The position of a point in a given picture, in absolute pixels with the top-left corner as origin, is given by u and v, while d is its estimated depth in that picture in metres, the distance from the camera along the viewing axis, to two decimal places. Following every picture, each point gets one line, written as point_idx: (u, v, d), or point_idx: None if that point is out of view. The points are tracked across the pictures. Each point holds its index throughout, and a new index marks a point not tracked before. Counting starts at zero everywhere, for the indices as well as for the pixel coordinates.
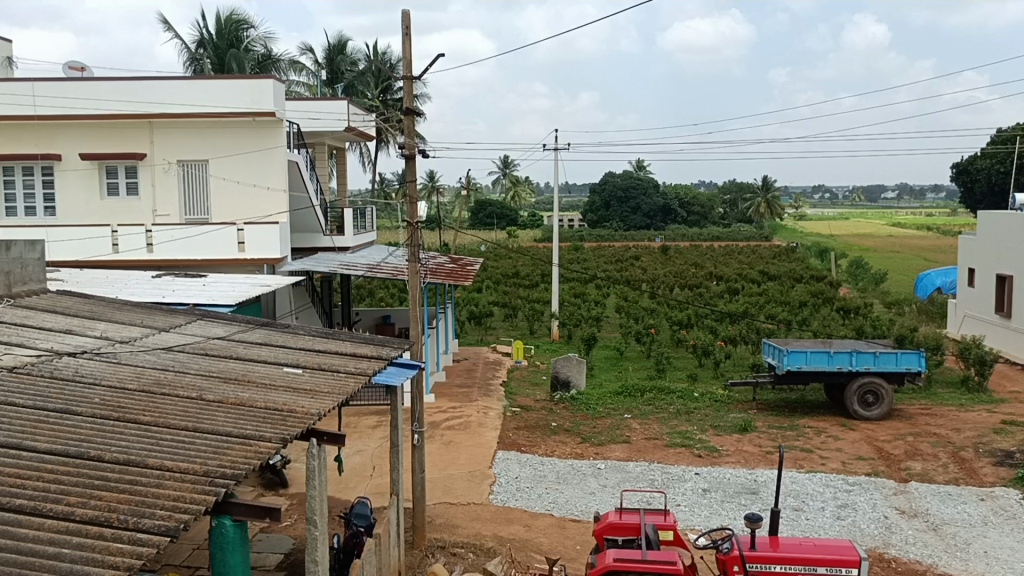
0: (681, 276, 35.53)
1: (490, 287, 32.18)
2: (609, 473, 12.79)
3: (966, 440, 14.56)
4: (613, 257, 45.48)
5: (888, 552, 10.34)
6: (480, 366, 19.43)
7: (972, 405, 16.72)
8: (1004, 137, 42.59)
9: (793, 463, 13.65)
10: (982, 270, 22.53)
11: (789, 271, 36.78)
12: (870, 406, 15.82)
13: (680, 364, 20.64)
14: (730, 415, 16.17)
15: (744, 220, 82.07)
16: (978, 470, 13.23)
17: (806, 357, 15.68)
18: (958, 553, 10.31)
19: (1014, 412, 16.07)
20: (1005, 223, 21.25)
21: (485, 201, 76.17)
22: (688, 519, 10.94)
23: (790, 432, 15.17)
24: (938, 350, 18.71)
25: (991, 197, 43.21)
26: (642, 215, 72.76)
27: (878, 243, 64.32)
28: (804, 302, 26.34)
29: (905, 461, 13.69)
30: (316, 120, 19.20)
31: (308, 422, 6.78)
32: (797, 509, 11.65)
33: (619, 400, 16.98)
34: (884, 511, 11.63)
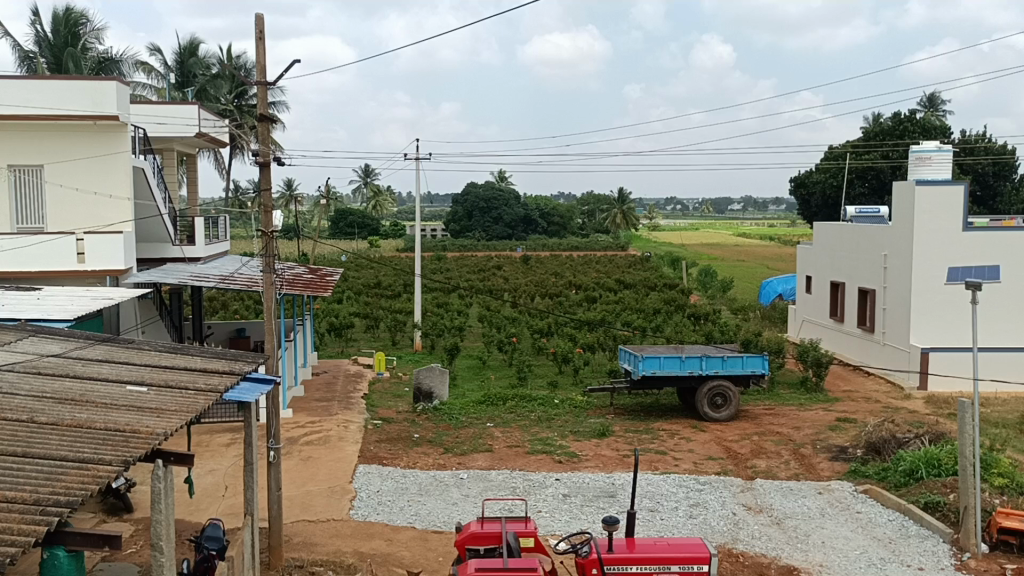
0: (541, 285, 36.23)
1: (351, 298, 31.74)
2: (471, 483, 12.81)
3: (806, 437, 15.49)
4: (476, 267, 45.84)
5: (736, 547, 10.84)
6: (341, 378, 19.10)
7: (811, 404, 17.83)
8: (836, 153, 45.74)
9: (648, 465, 14.11)
10: (817, 277, 24.10)
11: (644, 280, 38.05)
12: (719, 407, 16.57)
13: (541, 371, 20.97)
14: (589, 421, 16.58)
15: (602, 231, 84.44)
16: (816, 465, 14.11)
17: (660, 362, 16.26)
18: (799, 545, 10.93)
19: (847, 410, 17.25)
20: (837, 234, 22.80)
21: (346, 210, 75.16)
22: (549, 524, 11.11)
23: (646, 435, 15.69)
24: (780, 353, 19.83)
25: (825, 209, 46.22)
26: (503, 225, 73.72)
27: (725, 252, 67.70)
28: (658, 310, 27.38)
29: (751, 459, 14.43)
30: (163, 125, 18.33)
31: (153, 442, 6.43)
32: (652, 510, 12.04)
33: (481, 408, 17.07)
34: (733, 508, 12.20)
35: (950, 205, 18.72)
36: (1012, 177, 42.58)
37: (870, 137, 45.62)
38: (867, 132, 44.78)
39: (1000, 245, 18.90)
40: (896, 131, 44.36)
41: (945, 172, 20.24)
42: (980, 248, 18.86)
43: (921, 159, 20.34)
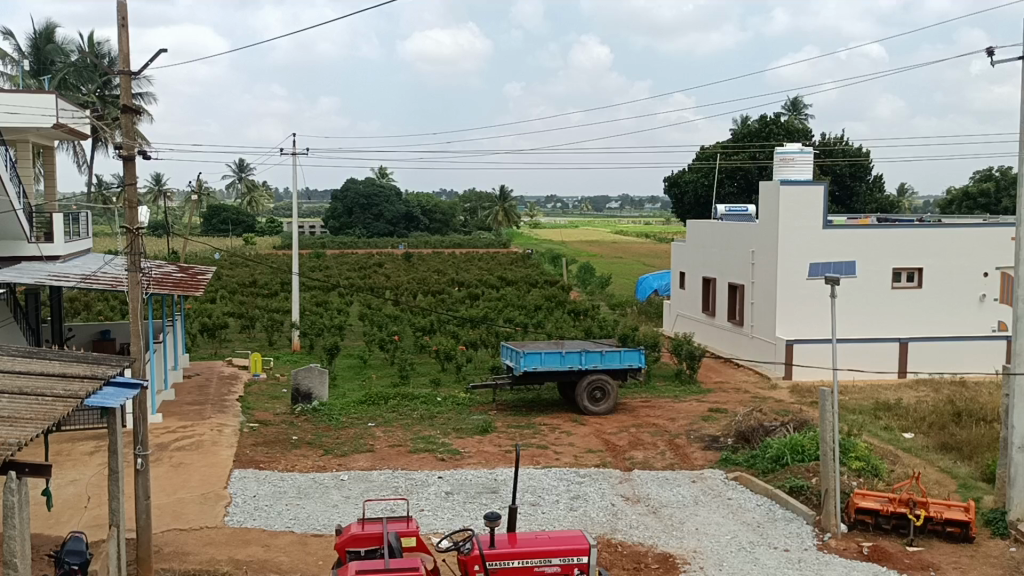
0: (423, 282, 36.05)
1: (225, 297, 30.66)
2: (352, 484, 12.60)
3: (680, 428, 16.03)
4: (356, 264, 45.15)
5: (614, 537, 11.09)
6: (215, 380, 18.42)
7: (685, 396, 18.46)
8: (707, 154, 47.50)
9: (530, 460, 14.26)
10: (691, 273, 24.95)
11: (524, 277, 38.41)
12: (598, 401, 16.93)
13: (423, 369, 20.86)
14: (471, 417, 16.60)
15: (484, 228, 84.77)
16: (690, 454, 14.62)
17: (541, 358, 16.45)
18: (674, 533, 11.30)
19: (719, 400, 17.95)
20: (708, 232, 23.66)
21: (219, 206, 72.55)
22: (431, 523, 11.05)
23: (527, 430, 15.84)
24: (656, 347, 20.42)
25: (697, 208, 47.91)
26: (384, 222, 73.02)
27: (604, 249, 69.18)
28: (539, 306, 27.72)
29: (629, 451, 14.80)
30: (17, 116, 17.17)
31: (6, 454, 6.02)
32: (534, 504, 12.17)
33: (362, 408, 16.83)
34: (611, 499, 12.48)
35: (810, 205, 19.73)
36: (867, 178, 45.30)
37: (738, 139, 47.55)
38: (736, 134, 46.69)
39: (856, 243, 20.06)
40: (762, 133, 46.37)
41: (806, 173, 21.33)
42: (838, 245, 19.98)
43: (785, 160, 21.36)
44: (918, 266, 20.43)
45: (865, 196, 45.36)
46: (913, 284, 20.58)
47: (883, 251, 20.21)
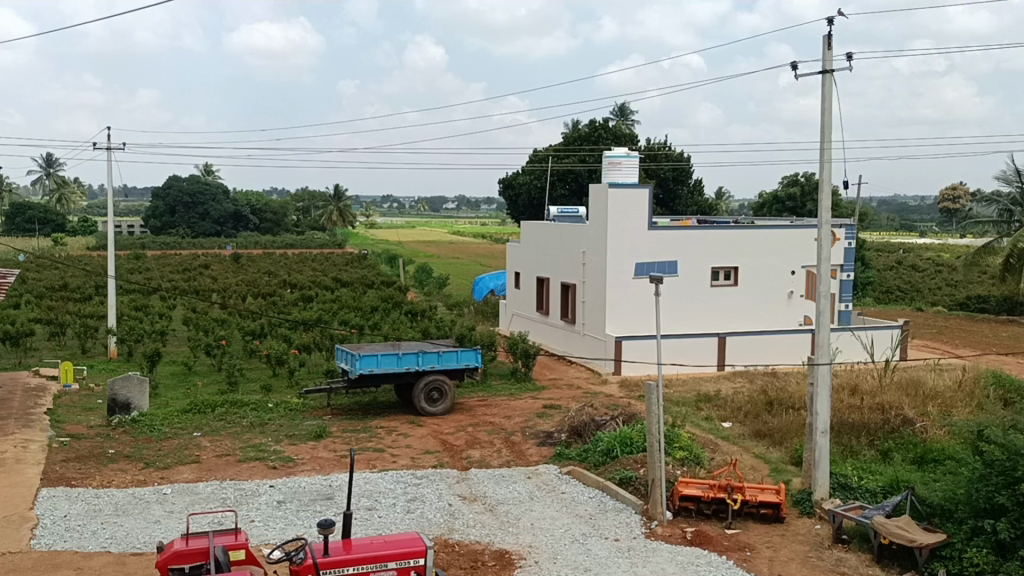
0: (253, 284, 34.78)
1: (31, 303, 28.31)
2: (176, 498, 11.95)
3: (516, 426, 16.29)
4: (179, 266, 42.93)
5: (451, 537, 11.11)
6: (19, 394, 16.95)
7: (520, 394, 18.79)
8: (539, 157, 48.60)
9: (366, 464, 14.04)
10: (525, 273, 25.42)
11: (359, 277, 37.87)
12: (435, 402, 16.92)
13: (253, 375, 20.11)
14: (304, 423, 16.15)
15: (317, 228, 82.89)
16: (525, 451, 14.88)
17: (377, 360, 16.21)
18: (510, 529, 11.46)
19: (553, 397, 18.39)
20: (541, 232, 24.19)
21: (23, 204, 66.92)
22: (262, 534, 10.65)
23: (363, 434, 15.60)
24: (492, 346, 20.66)
25: (531, 209, 48.91)
26: (211, 222, 69.91)
27: (440, 250, 69.35)
28: (375, 308, 27.37)
29: (466, 450, 14.88)
30: None
31: None
32: (370, 508, 12.00)
33: (187, 418, 16.00)
34: (448, 499, 12.50)
35: (636, 207, 20.58)
36: (687, 182, 47.83)
37: (569, 142, 48.91)
38: (567, 138, 48.06)
39: (678, 243, 21.10)
40: (592, 137, 48.00)
41: (633, 176, 22.25)
42: (662, 246, 20.95)
43: (613, 164, 22.17)
44: (734, 265, 21.77)
45: (687, 199, 47.87)
46: (730, 281, 21.90)
47: (703, 251, 21.40)
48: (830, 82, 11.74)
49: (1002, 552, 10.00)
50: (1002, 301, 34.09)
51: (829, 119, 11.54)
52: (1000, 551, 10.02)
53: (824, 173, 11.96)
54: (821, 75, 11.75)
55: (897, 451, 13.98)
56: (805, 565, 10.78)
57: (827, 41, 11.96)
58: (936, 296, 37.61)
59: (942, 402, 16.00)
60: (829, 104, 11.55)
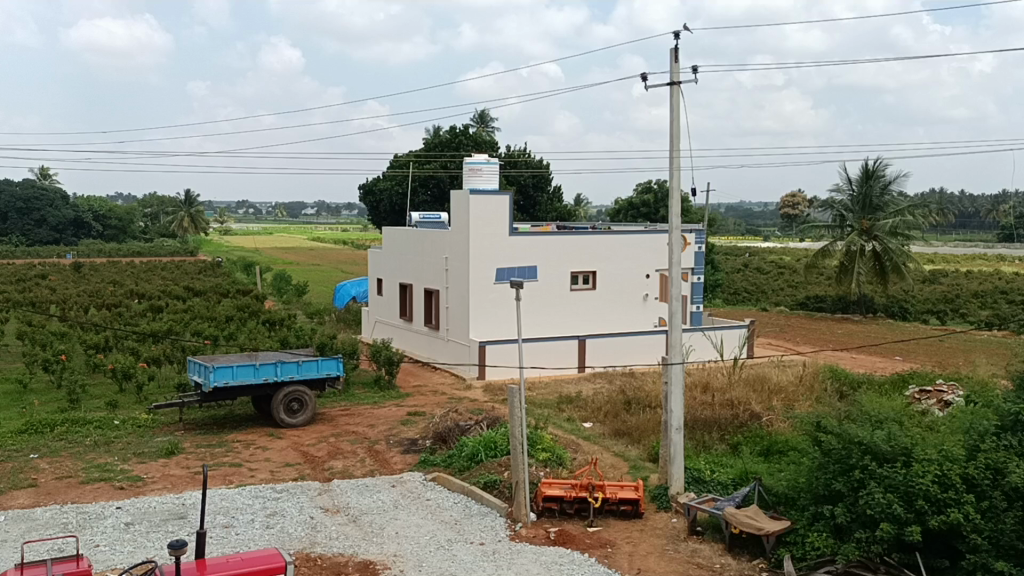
0: (96, 295, 32.83)
1: None
2: (9, 525, 11.09)
3: (379, 434, 16.09)
4: (12, 277, 39.94)
5: (313, 551, 10.84)
6: None
7: (384, 401, 18.58)
8: (400, 163, 48.29)
9: (222, 480, 13.51)
10: (387, 279, 25.19)
11: (213, 286, 36.45)
12: (295, 413, 16.48)
13: (97, 391, 18.97)
14: (154, 440, 15.37)
15: (167, 235, 79.19)
16: (389, 459, 14.73)
17: (232, 372, 15.62)
18: (374, 539, 11.30)
19: (417, 404, 18.28)
20: (403, 239, 24.05)
21: None
22: (108, 558, 10.05)
23: (218, 449, 15.00)
24: (354, 354, 20.33)
25: (392, 215, 48.57)
26: (48, 229, 65.49)
27: (299, 257, 67.67)
28: (230, 317, 26.40)
29: (328, 461, 14.56)
30: None
31: None
32: (226, 525, 11.54)
33: (22, 439, 14.90)
34: (310, 512, 12.19)
35: (497, 213, 20.78)
36: (547, 189, 48.76)
37: (430, 148, 48.84)
38: (427, 144, 48.00)
39: (539, 248, 21.46)
40: (452, 143, 48.19)
41: (493, 182, 22.46)
42: (523, 251, 21.25)
43: (473, 170, 22.31)
44: (592, 269, 22.34)
45: (546, 205, 48.78)
46: (589, 285, 22.47)
47: (562, 256, 21.84)
48: (677, 93, 12.26)
49: (840, 535, 10.68)
50: (837, 300, 36.55)
51: (678, 128, 12.04)
52: (838, 534, 10.70)
53: (674, 181, 12.47)
54: (669, 86, 12.25)
55: (745, 444, 14.72)
56: (663, 558, 11.18)
57: (674, 53, 12.49)
58: (778, 297, 39.89)
59: (785, 396, 16.98)
60: (677, 114, 12.06)
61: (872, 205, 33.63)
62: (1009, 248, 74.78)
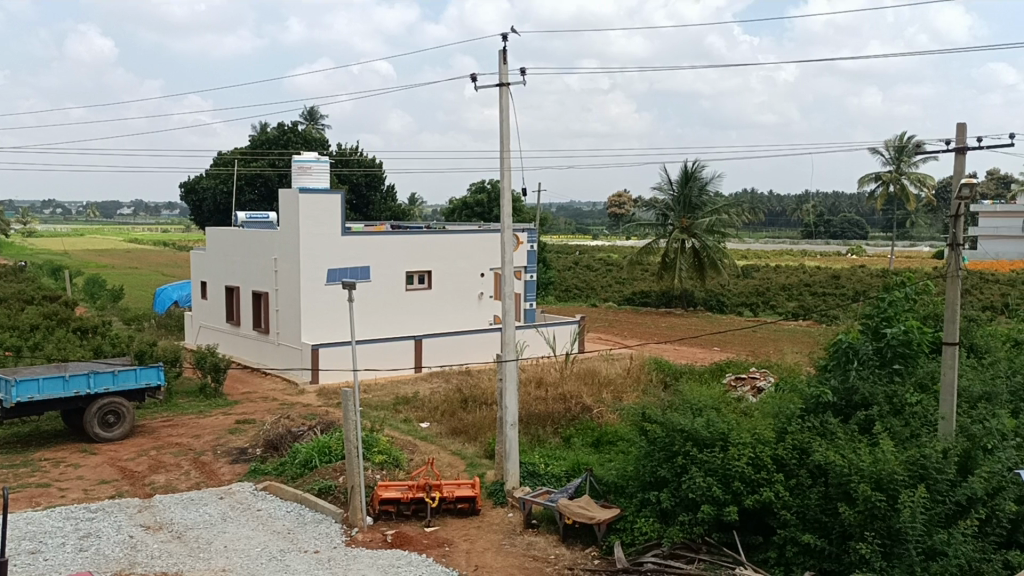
0: None
1: None
2: None
3: (205, 445, 15.36)
4: None
5: (133, 572, 10.19)
6: None
7: (210, 410, 17.75)
8: (224, 160, 46.34)
9: (27, 502, 12.45)
10: (212, 282, 24.10)
11: (15, 293, 33.58)
12: (111, 426, 15.45)
13: None
14: None
15: None
16: (216, 471, 14.09)
17: (38, 385, 14.43)
18: (201, 555, 10.77)
19: (246, 412, 17.60)
20: (229, 239, 23.09)
21: None
22: None
23: (23, 469, 13.82)
24: (176, 362, 19.29)
25: (217, 215, 46.56)
26: None
27: (115, 259, 63.59)
28: (36, 326, 24.39)
29: (148, 476, 13.75)
30: None
31: None
32: (33, 551, 10.64)
33: None
34: (129, 531, 11.46)
35: (328, 213, 20.34)
36: (380, 188, 48.29)
37: (256, 146, 47.19)
38: (254, 140, 46.37)
39: (372, 248, 21.20)
40: (280, 140, 46.92)
41: (323, 181, 21.96)
42: (356, 251, 20.92)
43: (302, 168, 21.71)
44: (427, 268, 22.33)
45: (380, 205, 48.28)
46: (424, 285, 22.44)
47: (396, 256, 21.67)
48: (506, 94, 12.44)
49: (665, 519, 11.22)
50: (661, 295, 38.37)
51: (508, 129, 12.21)
52: (663, 518, 11.24)
53: (505, 181, 12.64)
54: (499, 88, 12.41)
55: (577, 436, 15.17)
56: (500, 553, 11.32)
57: (503, 55, 12.66)
58: (607, 292, 41.38)
59: (614, 388, 17.62)
60: (506, 114, 12.24)
61: (691, 204, 35.43)
62: (810, 244, 81.37)
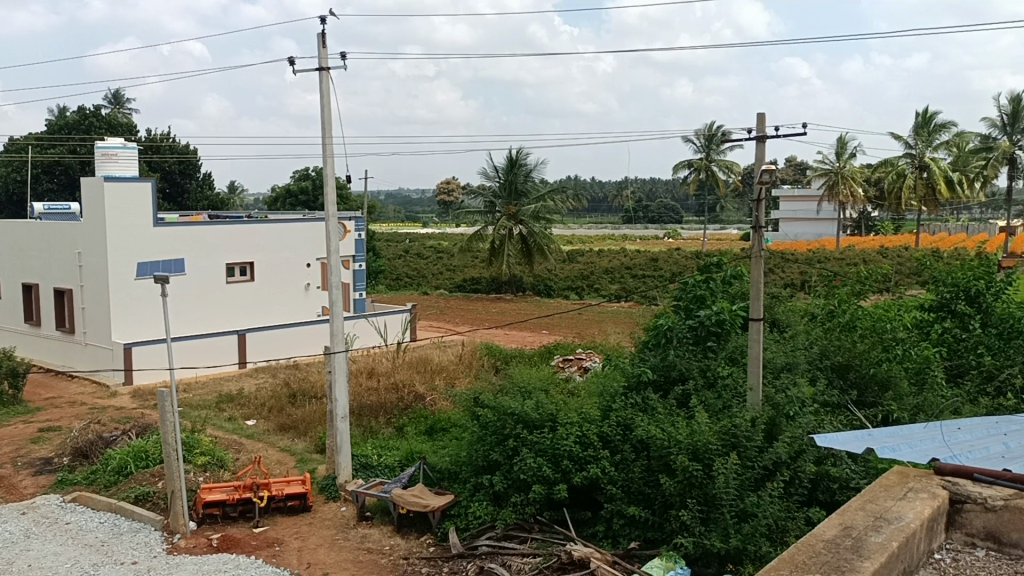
0: None
1: None
2: None
3: (3, 457, 14.08)
4: None
5: None
6: None
7: (8, 419, 16.28)
8: (15, 146, 42.58)
9: None
10: (6, 279, 22.09)
11: None
12: None
13: None
14: None
15: None
16: (17, 484, 12.95)
17: None
18: None
19: (51, 418, 16.28)
20: (24, 233, 21.23)
21: None
22: None
23: None
24: None
25: (10, 206, 42.76)
26: None
27: None
28: None
29: None
30: None
31: None
32: None
33: None
34: None
35: (139, 203, 19.12)
36: (195, 176, 46.09)
37: (53, 131, 43.71)
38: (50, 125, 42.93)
39: (188, 240, 20.15)
40: (81, 125, 43.73)
41: (131, 169, 20.60)
42: (172, 243, 19.82)
43: (106, 155, 20.25)
44: (249, 260, 21.51)
45: (195, 193, 46.04)
46: (246, 277, 21.61)
47: (215, 247, 20.71)
48: (326, 79, 12.12)
49: (497, 502, 11.38)
50: (490, 281, 38.87)
51: (329, 115, 11.90)
52: (496, 501, 11.40)
53: (328, 169, 12.33)
54: (318, 72, 12.07)
55: (410, 425, 15.13)
56: (333, 548, 11.10)
57: (322, 39, 12.32)
58: (437, 280, 41.44)
59: (446, 375, 17.67)
60: (327, 100, 11.92)
61: (517, 190, 35.91)
62: (630, 228, 84.95)
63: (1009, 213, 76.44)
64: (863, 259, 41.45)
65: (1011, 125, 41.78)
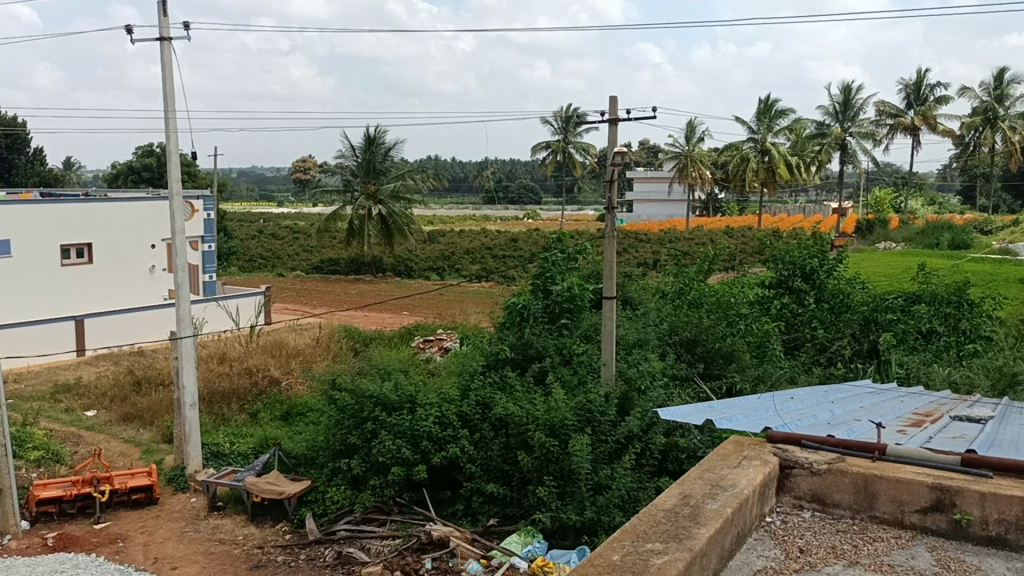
0: None
1: None
2: None
3: None
4: None
5: None
6: None
7: None
8: None
9: None
10: None
11: None
12: None
13: None
14: None
15: None
16: None
17: None
18: None
19: None
20: None
21: None
22: None
23: None
24: None
25: None
26: None
27: None
28: None
29: None
30: None
31: None
32: None
33: None
34: None
35: None
36: (24, 150, 42.85)
37: None
38: None
39: (17, 219, 18.68)
40: None
41: None
42: None
43: None
44: (87, 241, 20.21)
45: (25, 169, 42.79)
46: (84, 259, 20.30)
47: (48, 228, 19.31)
48: (168, 50, 11.47)
49: (356, 485, 11.18)
50: (349, 262, 38.22)
51: (171, 87, 11.28)
52: (355, 484, 11.20)
53: (171, 144, 11.70)
54: (159, 42, 11.41)
55: (265, 411, 14.72)
56: (182, 541, 10.64)
57: (162, 7, 11.63)
58: (293, 261, 40.37)
59: (303, 359, 17.25)
60: (169, 72, 11.29)
61: (375, 170, 35.26)
62: (490, 208, 85.34)
63: (840, 195, 81.94)
64: (710, 239, 43.41)
65: (843, 113, 44.87)
